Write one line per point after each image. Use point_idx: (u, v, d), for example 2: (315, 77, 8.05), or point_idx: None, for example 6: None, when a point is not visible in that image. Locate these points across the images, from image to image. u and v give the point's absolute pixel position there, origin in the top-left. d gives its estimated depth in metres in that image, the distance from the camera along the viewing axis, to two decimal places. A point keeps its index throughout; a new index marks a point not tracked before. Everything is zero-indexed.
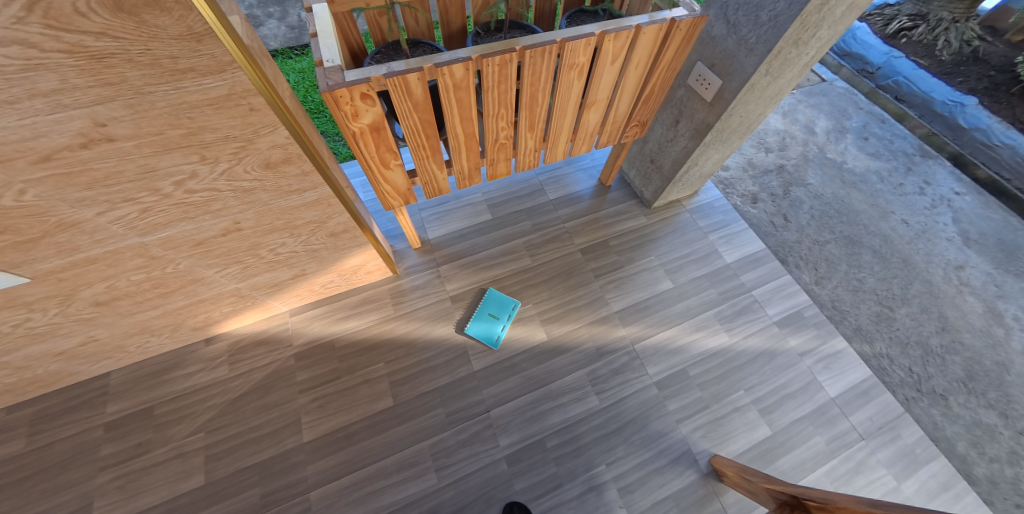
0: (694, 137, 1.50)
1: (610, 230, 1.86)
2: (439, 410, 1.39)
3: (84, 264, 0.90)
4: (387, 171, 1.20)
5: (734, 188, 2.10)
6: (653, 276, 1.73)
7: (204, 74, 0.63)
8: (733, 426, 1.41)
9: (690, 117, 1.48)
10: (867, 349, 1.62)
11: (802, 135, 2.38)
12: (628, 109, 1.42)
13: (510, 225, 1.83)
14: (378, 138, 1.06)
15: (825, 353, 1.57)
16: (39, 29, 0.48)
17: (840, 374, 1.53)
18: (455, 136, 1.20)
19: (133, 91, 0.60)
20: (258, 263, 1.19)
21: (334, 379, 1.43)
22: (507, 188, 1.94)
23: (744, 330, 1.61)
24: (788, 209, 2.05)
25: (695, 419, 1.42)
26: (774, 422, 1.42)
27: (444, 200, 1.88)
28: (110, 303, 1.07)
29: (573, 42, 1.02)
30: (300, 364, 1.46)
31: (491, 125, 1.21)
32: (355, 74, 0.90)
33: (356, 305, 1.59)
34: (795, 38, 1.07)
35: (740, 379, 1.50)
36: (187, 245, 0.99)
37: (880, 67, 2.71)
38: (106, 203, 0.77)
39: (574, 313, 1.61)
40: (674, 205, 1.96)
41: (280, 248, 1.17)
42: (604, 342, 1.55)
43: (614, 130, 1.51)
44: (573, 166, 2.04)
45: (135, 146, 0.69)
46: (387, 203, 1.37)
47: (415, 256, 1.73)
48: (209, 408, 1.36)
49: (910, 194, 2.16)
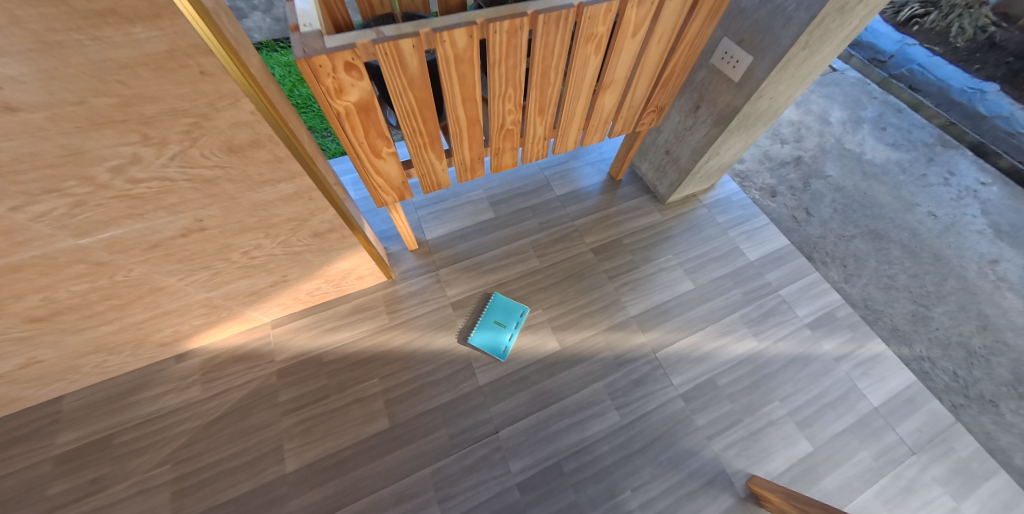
0: (717, 123, 1.37)
1: (623, 228, 1.72)
2: (442, 431, 1.24)
3: (7, 272, 0.74)
4: (379, 160, 1.05)
5: (752, 180, 1.98)
6: (671, 276, 1.59)
7: (132, 21, 0.48)
8: (770, 441, 1.27)
9: (712, 101, 1.35)
10: (906, 351, 1.49)
11: (818, 126, 2.27)
12: (646, 92, 1.29)
13: (515, 224, 1.68)
14: (368, 121, 0.91)
15: (863, 358, 1.44)
16: None
17: (882, 381, 1.39)
18: (456, 121, 1.05)
19: (33, 39, 0.45)
20: (232, 268, 1.03)
21: (322, 398, 1.27)
22: (510, 184, 1.80)
23: (774, 334, 1.48)
24: (809, 202, 1.93)
25: (728, 435, 1.27)
26: (815, 436, 1.28)
27: (442, 198, 1.74)
28: (51, 318, 0.91)
29: (592, 8, 0.88)
30: (284, 382, 1.29)
31: (497, 108, 1.07)
32: (338, 40, 0.75)
33: (347, 314, 1.43)
34: (843, 4, 0.94)
35: (774, 389, 1.36)
36: (140, 247, 0.83)
37: (893, 56, 2.62)
38: (22, 196, 0.62)
39: (588, 319, 1.46)
40: (690, 200, 1.83)
41: (255, 251, 1.01)
42: (623, 350, 1.40)
43: (629, 116, 1.37)
44: (580, 160, 1.92)
45: (50, 119, 0.53)
46: (377, 199, 1.20)
47: (412, 259, 1.57)
48: (178, 434, 1.19)
49: (934, 184, 2.05)
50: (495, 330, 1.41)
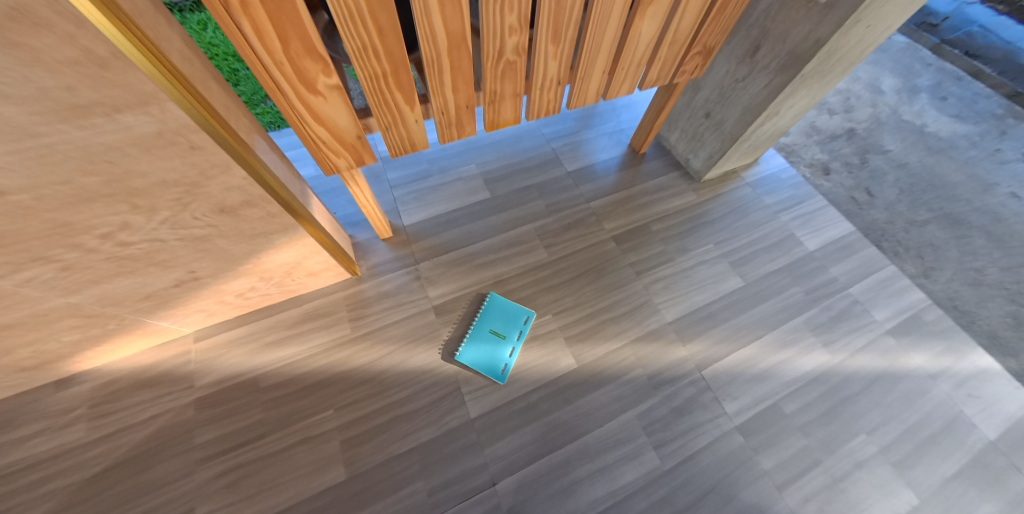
0: (785, 68, 1.03)
1: (651, 211, 1.38)
2: (420, 484, 0.91)
3: None
4: (316, 98, 0.69)
5: (799, 156, 1.65)
6: (714, 271, 1.26)
7: None
8: (861, 492, 0.95)
9: (779, 38, 1.00)
10: (1015, 365, 1.17)
11: (869, 95, 1.94)
12: (696, 21, 0.95)
13: (516, 206, 1.34)
14: (283, 21, 0.55)
15: (966, 375, 1.12)
16: None
17: (994, 406, 1.07)
18: (433, 43, 0.69)
19: None
20: (95, 262, 0.68)
21: (256, 439, 0.93)
22: (509, 158, 1.46)
23: (849, 344, 1.15)
24: (870, 181, 1.61)
25: (805, 484, 0.95)
26: (919, 484, 0.96)
27: (425, 175, 1.40)
28: None
29: None
30: (203, 416, 0.95)
31: (496, 25, 0.71)
32: None
33: (298, 322, 1.09)
34: None
35: (858, 419, 1.04)
36: None
37: (947, 18, 2.29)
38: None
39: (612, 326, 1.13)
40: (729, 177, 1.50)
41: (127, 236, 0.67)
42: (658, 368, 1.07)
43: (669, 58, 1.03)
44: (594, 131, 1.58)
45: None
46: (323, 162, 0.84)
47: (385, 251, 1.23)
48: (46, 495, 0.84)
49: (1012, 161, 1.73)
50: (492, 344, 1.08)
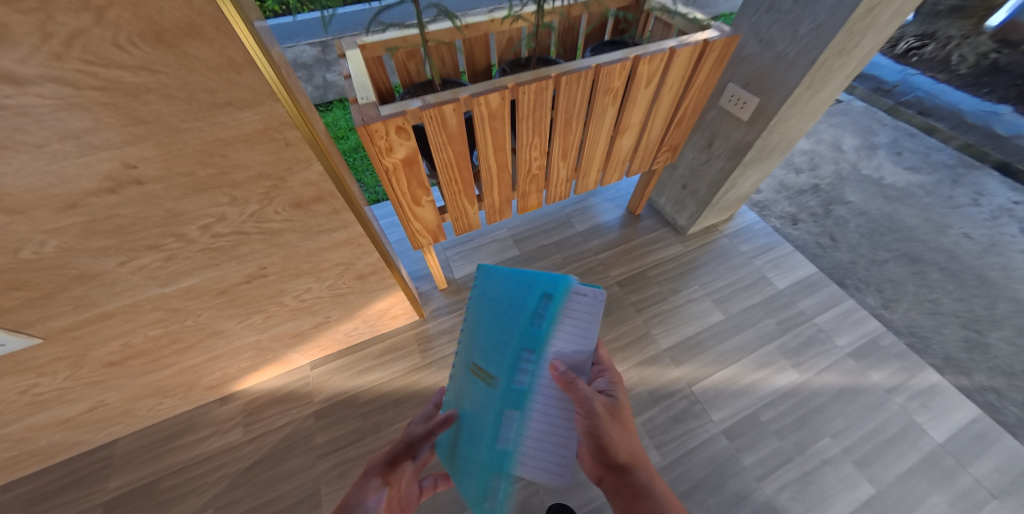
0: (732, 157, 1.41)
1: (648, 260, 1.75)
2: None
3: (99, 320, 0.83)
4: (418, 207, 1.12)
5: (771, 210, 1.98)
6: (701, 307, 1.59)
7: (242, 108, 0.60)
8: (828, 483, 1.18)
9: (724, 138, 1.40)
10: (966, 382, 1.39)
11: (831, 154, 2.30)
12: (661, 133, 1.37)
13: (540, 260, 1.74)
14: (411, 174, 1.00)
15: (917, 389, 1.35)
16: (77, 66, 0.47)
17: (944, 414, 1.30)
18: (488, 168, 1.13)
19: (168, 129, 0.57)
20: (282, 311, 1.09)
21: (357, 440, 1.27)
22: (532, 222, 1.88)
23: (815, 365, 1.41)
24: (835, 228, 1.91)
25: (780, 476, 1.20)
26: (877, 478, 1.19)
27: (468, 238, 1.81)
28: (123, 363, 0.98)
29: (609, 66, 0.98)
30: (320, 423, 1.31)
31: (525, 155, 1.15)
32: (389, 109, 0.86)
33: (380, 355, 1.45)
34: (840, 48, 1.01)
35: (824, 424, 1.28)
36: (209, 294, 0.91)
37: (897, 84, 2.67)
38: (128, 252, 0.72)
39: (620, 353, 1.46)
40: (711, 230, 1.85)
41: (305, 294, 1.08)
42: (658, 385, 1.38)
43: (646, 155, 1.45)
44: (598, 197, 1.99)
45: (164, 189, 0.65)
46: (413, 241, 1.27)
47: (440, 298, 1.59)
48: (219, 479, 1.21)
49: (965, 205, 2.01)
50: (490, 392, 0.87)
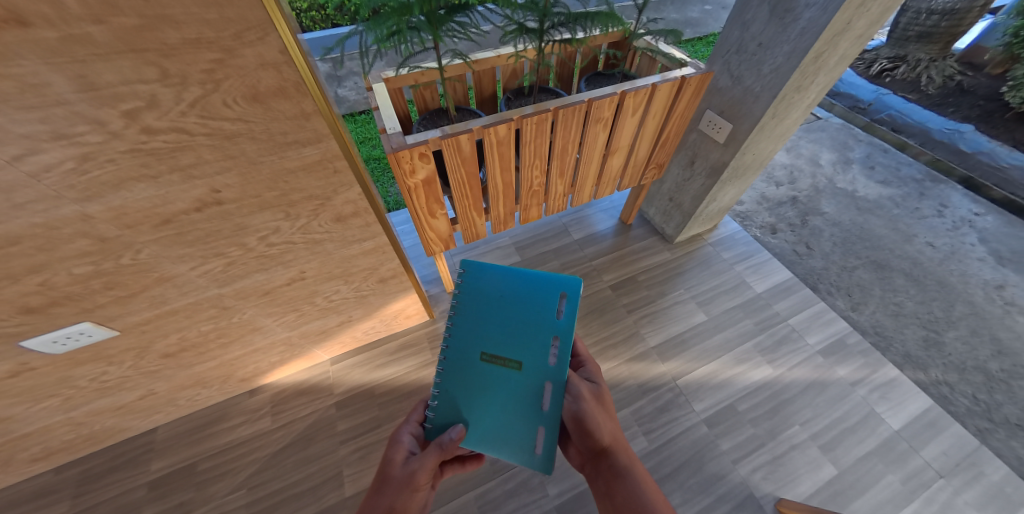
0: (711, 174, 1.58)
1: (638, 266, 1.91)
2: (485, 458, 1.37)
3: (165, 316, 0.97)
4: (433, 219, 1.28)
5: (752, 220, 2.15)
6: (686, 309, 1.74)
7: (305, 145, 0.75)
8: (796, 465, 1.33)
9: (704, 157, 1.57)
10: (922, 376, 1.54)
11: (809, 168, 2.48)
12: (648, 152, 1.54)
13: (540, 266, 1.90)
14: (429, 191, 1.16)
15: (878, 382, 1.51)
16: (194, 119, 0.62)
17: (900, 405, 1.46)
18: (495, 186, 1.29)
19: (248, 162, 0.73)
20: (313, 310, 1.24)
21: (375, 428, 1.41)
22: (532, 231, 2.04)
23: (788, 361, 1.56)
24: (810, 237, 2.08)
25: (754, 458, 1.35)
26: (839, 460, 1.34)
27: (474, 245, 1.97)
28: (176, 355, 1.12)
29: (600, 100, 1.14)
30: (341, 413, 1.44)
31: (527, 174, 1.31)
32: (414, 138, 1.02)
33: (394, 351, 1.59)
34: (796, 86, 1.18)
35: (794, 414, 1.43)
36: (256, 294, 1.06)
37: (871, 103, 2.87)
38: (199, 258, 0.87)
39: (612, 350, 1.60)
40: (697, 239, 2.02)
41: (333, 295, 1.22)
42: (646, 379, 1.52)
43: (635, 172, 1.62)
44: (593, 208, 2.15)
45: (237, 207, 0.80)
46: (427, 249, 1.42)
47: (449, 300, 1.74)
48: (251, 462, 1.34)
49: (929, 216, 2.18)
50: (488, 379, 0.94)
